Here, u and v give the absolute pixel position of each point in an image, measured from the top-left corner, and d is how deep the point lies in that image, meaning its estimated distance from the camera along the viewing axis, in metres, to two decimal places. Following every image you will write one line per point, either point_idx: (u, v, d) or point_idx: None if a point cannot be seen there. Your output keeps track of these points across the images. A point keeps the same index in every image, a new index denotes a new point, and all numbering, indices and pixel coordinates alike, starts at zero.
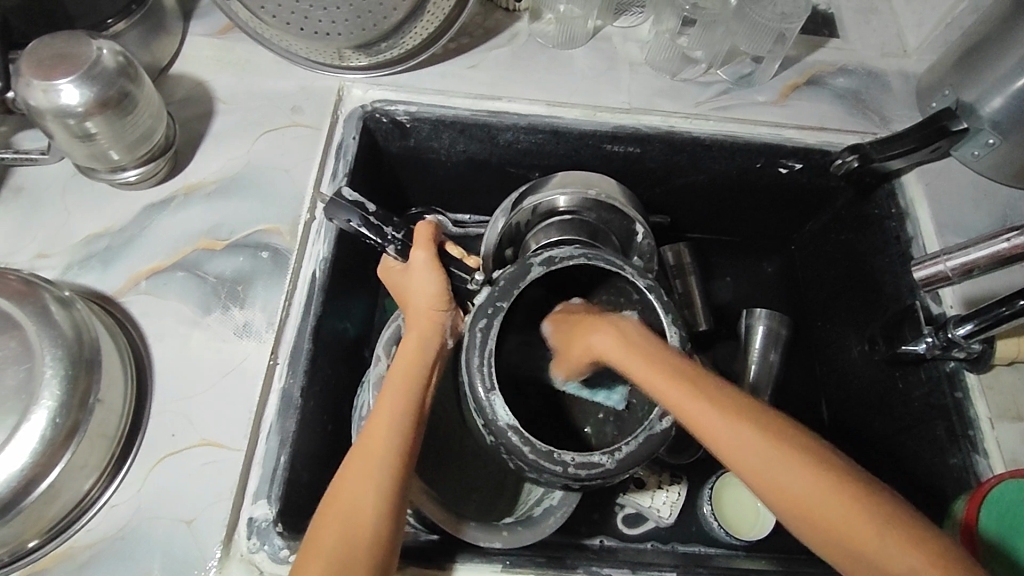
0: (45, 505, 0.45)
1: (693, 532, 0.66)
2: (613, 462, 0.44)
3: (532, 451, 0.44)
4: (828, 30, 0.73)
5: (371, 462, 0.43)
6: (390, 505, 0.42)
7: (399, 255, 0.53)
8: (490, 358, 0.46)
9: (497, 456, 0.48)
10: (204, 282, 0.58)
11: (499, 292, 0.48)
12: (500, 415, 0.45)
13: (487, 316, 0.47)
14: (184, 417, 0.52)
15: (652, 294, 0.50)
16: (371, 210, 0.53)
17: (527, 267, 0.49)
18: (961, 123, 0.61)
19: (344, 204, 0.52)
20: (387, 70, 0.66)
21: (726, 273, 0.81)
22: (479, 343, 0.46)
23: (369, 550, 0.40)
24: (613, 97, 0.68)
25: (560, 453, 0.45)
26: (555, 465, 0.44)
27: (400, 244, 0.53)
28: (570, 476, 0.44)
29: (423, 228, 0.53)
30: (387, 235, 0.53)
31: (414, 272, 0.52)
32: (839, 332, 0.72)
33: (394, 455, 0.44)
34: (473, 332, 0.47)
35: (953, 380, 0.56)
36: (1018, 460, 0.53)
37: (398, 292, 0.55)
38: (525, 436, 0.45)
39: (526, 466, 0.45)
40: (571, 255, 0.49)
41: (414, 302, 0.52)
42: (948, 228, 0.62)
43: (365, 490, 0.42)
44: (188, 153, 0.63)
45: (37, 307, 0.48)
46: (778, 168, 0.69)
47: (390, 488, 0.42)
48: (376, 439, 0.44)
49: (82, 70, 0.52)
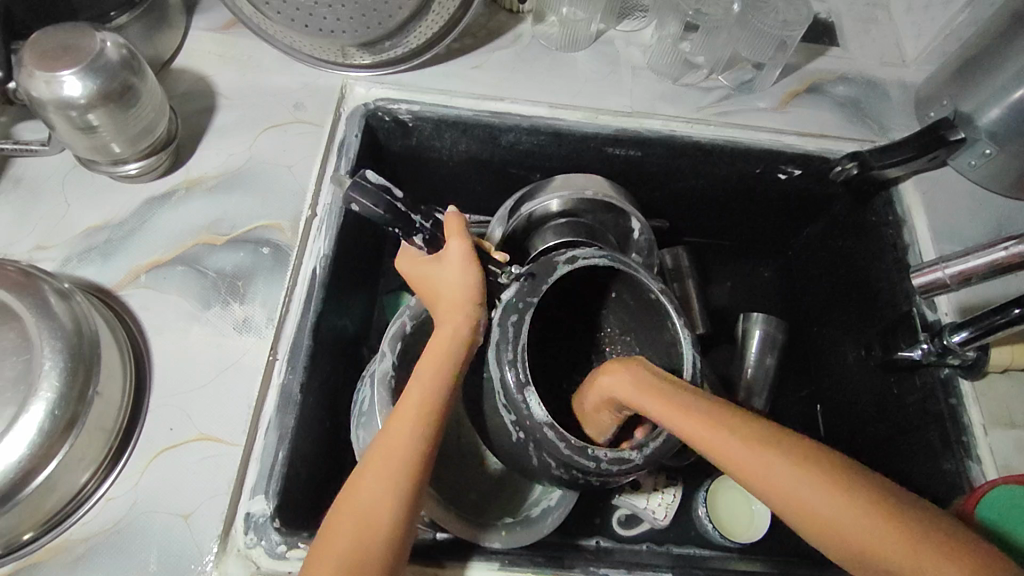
0: (40, 497, 0.45)
1: (692, 536, 0.66)
2: (643, 457, 0.46)
3: (567, 447, 0.45)
4: (828, 39, 0.74)
5: (394, 462, 0.42)
6: (407, 507, 0.41)
7: (426, 245, 0.54)
8: (524, 352, 0.46)
9: (520, 454, 0.48)
10: (203, 277, 0.58)
11: (528, 288, 0.48)
12: (536, 412, 0.45)
13: (518, 312, 0.47)
14: (183, 412, 0.52)
15: (664, 296, 0.51)
16: (397, 196, 0.53)
17: (551, 265, 0.49)
18: (958, 133, 0.61)
19: (371, 187, 0.52)
20: (391, 70, 0.67)
21: (725, 279, 0.82)
22: (512, 337, 0.47)
23: (386, 555, 0.40)
24: (615, 100, 0.68)
25: (594, 449, 0.45)
26: (589, 461, 0.45)
27: (428, 233, 0.54)
28: (602, 472, 0.45)
29: (455, 218, 0.53)
30: (416, 224, 0.54)
31: (447, 262, 0.51)
32: (835, 338, 0.73)
33: (418, 454, 0.43)
34: (505, 326, 0.47)
35: (947, 386, 0.57)
36: (1011, 467, 0.54)
37: (423, 284, 0.53)
38: (560, 432, 0.45)
39: (559, 462, 0.46)
40: (594, 256, 0.50)
41: (445, 294, 0.50)
42: (944, 237, 0.63)
43: (385, 489, 0.41)
44: (190, 147, 0.63)
45: (36, 298, 0.47)
46: (778, 173, 0.69)
47: (408, 490, 0.42)
48: (397, 439, 0.43)
49: (85, 62, 0.52)
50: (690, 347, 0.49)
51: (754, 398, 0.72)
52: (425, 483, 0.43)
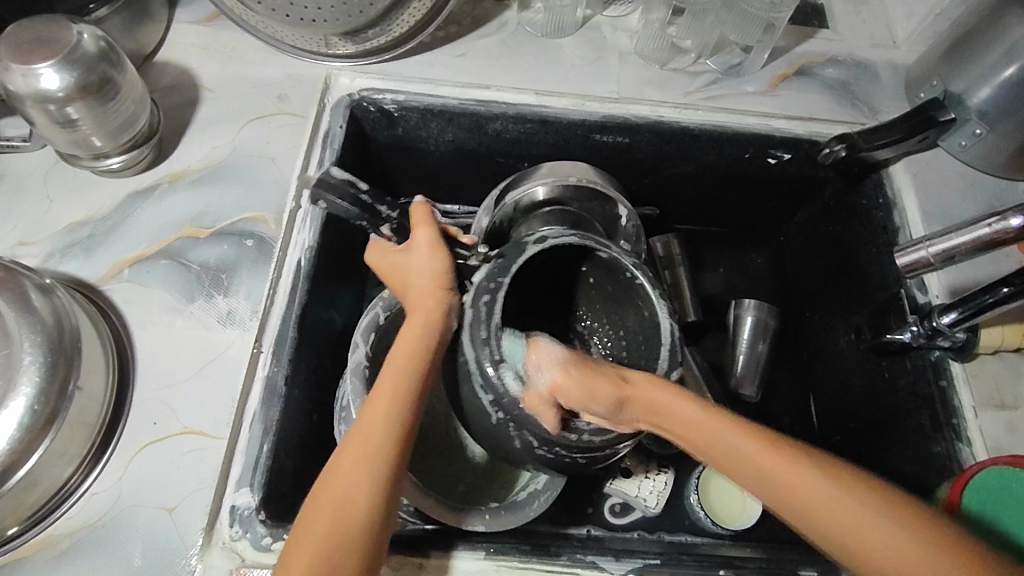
0: (23, 493, 0.45)
1: (685, 525, 0.66)
2: (624, 426, 0.46)
3: (546, 421, 0.45)
4: (817, 21, 0.73)
5: (366, 450, 0.42)
6: (385, 492, 0.41)
7: (394, 235, 0.53)
8: (497, 332, 0.47)
9: (502, 436, 0.48)
10: (187, 270, 0.57)
11: (498, 269, 0.49)
12: (511, 388, 0.45)
13: (489, 291, 0.48)
14: (167, 406, 0.52)
15: (638, 272, 0.51)
16: (362, 189, 0.52)
17: (521, 248, 0.50)
18: (948, 113, 0.61)
19: (332, 183, 0.51)
20: (374, 59, 0.66)
21: (717, 265, 0.81)
22: (485, 319, 0.47)
23: (364, 540, 0.40)
24: (602, 87, 0.68)
25: (575, 421, 0.46)
26: (570, 434, 0.45)
27: (396, 223, 0.52)
28: (585, 444, 0.46)
29: (420, 206, 0.53)
30: (383, 215, 0.52)
31: (417, 251, 0.51)
32: (827, 322, 0.72)
33: (391, 443, 0.42)
34: (478, 306, 0.47)
35: (937, 368, 0.56)
36: (1001, 449, 0.54)
37: (393, 274, 0.53)
38: (538, 407, 0.45)
39: (538, 441, 0.46)
40: (562, 235, 0.50)
41: (415, 282, 0.50)
42: (934, 218, 0.62)
43: (362, 475, 0.41)
44: (173, 141, 0.63)
45: (15, 293, 0.47)
46: (767, 158, 0.68)
47: (383, 479, 0.41)
48: (370, 428, 0.43)
49: (62, 55, 0.51)
50: (666, 314, 0.49)
51: (745, 384, 0.72)
52: (401, 471, 0.43)
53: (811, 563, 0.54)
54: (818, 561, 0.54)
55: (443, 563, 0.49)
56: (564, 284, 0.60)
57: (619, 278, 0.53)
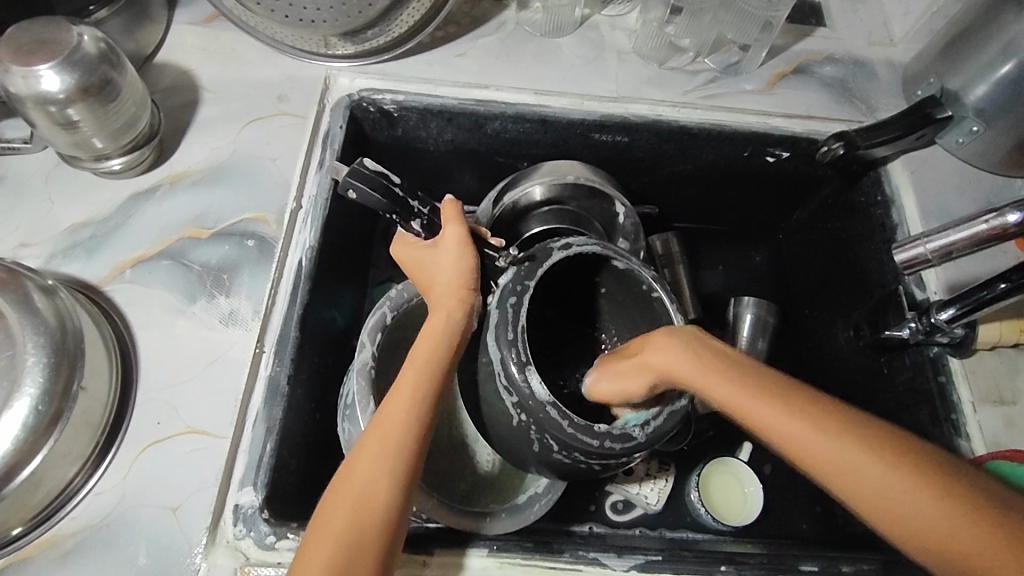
0: (27, 493, 0.45)
1: (686, 522, 0.66)
2: (644, 435, 0.45)
3: (570, 425, 0.45)
4: (815, 19, 0.73)
5: (389, 445, 0.42)
6: (403, 489, 0.42)
7: (423, 231, 0.53)
8: (524, 333, 0.47)
9: (516, 437, 0.48)
10: (188, 271, 0.57)
11: (525, 273, 0.49)
12: (538, 391, 0.46)
13: (517, 293, 0.48)
14: (170, 406, 0.52)
15: (657, 285, 0.51)
16: (396, 182, 0.51)
17: (547, 252, 0.49)
18: (945, 111, 0.61)
19: (366, 173, 0.50)
20: (373, 59, 0.66)
21: (717, 263, 0.81)
22: (510, 320, 0.47)
23: (383, 536, 0.40)
24: (601, 86, 0.68)
25: (597, 426, 0.45)
26: (592, 439, 0.45)
27: (426, 219, 0.52)
28: (605, 451, 0.45)
29: (452, 206, 0.53)
30: (414, 209, 0.52)
31: (443, 248, 0.51)
32: (826, 320, 0.73)
33: (412, 439, 0.43)
34: (505, 307, 0.47)
35: (936, 364, 0.57)
36: (1000, 444, 0.54)
37: (418, 270, 0.54)
38: (563, 411, 0.45)
39: (560, 445, 0.45)
40: (587, 243, 0.50)
41: (439, 281, 0.50)
42: (932, 215, 0.63)
43: (382, 470, 0.41)
44: (174, 141, 0.63)
45: (18, 294, 0.47)
46: (766, 156, 0.69)
47: (403, 475, 0.42)
48: (392, 423, 0.43)
49: (63, 56, 0.51)
50: (681, 327, 0.49)
51: None
52: (418, 469, 0.43)
53: (811, 557, 0.54)
54: (819, 556, 0.54)
55: (446, 560, 0.49)
56: (573, 298, 0.59)
57: (633, 292, 0.53)
